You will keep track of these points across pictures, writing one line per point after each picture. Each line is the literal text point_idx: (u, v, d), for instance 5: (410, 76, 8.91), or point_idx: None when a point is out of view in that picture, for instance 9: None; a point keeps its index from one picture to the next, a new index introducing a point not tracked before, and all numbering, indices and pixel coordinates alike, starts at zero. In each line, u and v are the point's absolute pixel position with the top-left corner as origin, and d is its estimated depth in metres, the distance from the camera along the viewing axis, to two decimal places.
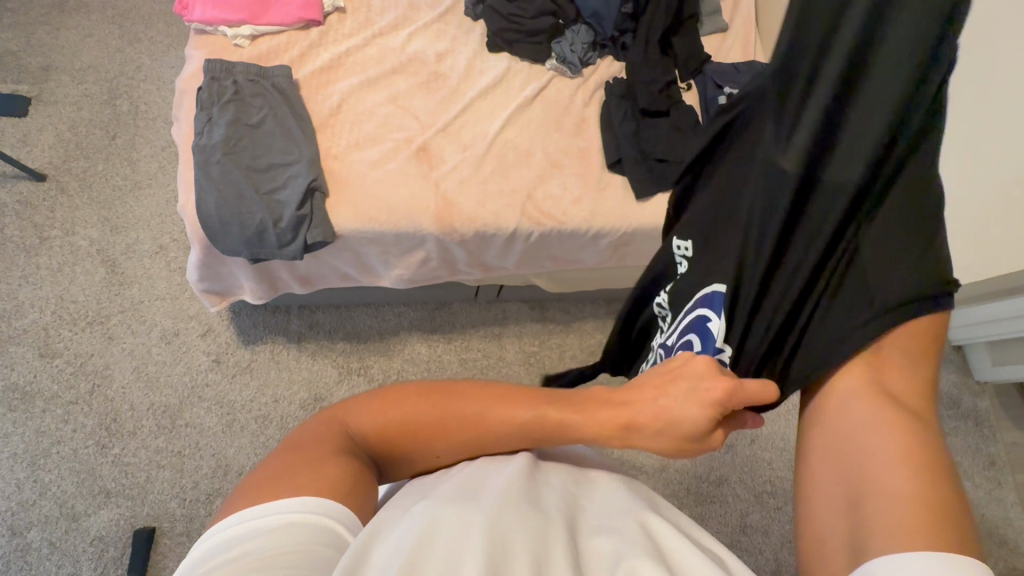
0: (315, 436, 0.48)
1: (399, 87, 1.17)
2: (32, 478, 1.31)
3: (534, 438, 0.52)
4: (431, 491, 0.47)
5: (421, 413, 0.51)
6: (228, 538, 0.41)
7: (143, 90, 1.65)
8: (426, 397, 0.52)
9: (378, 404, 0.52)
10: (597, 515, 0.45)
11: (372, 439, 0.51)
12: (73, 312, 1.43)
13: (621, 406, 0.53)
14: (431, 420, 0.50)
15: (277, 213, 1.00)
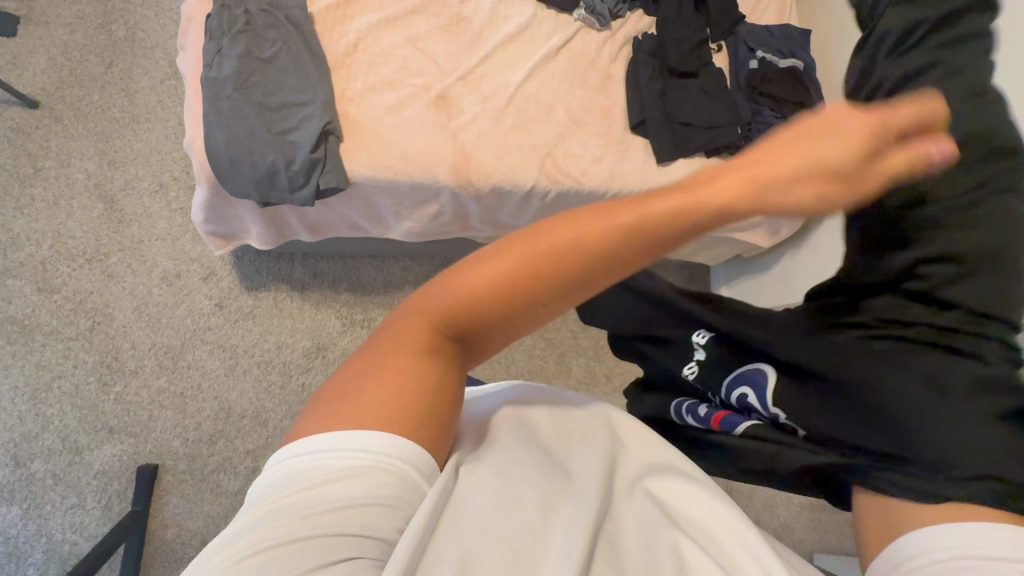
0: (387, 341, 0.43)
1: (419, 29, 1.11)
2: (34, 411, 1.31)
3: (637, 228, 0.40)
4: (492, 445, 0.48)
5: (466, 284, 0.42)
6: (291, 472, 0.39)
7: (141, 16, 1.55)
8: (448, 279, 0.43)
9: (445, 285, 0.43)
10: (629, 468, 0.48)
11: (448, 320, 0.43)
12: (71, 247, 1.40)
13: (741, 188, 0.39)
14: (499, 277, 0.41)
15: (289, 155, 0.96)
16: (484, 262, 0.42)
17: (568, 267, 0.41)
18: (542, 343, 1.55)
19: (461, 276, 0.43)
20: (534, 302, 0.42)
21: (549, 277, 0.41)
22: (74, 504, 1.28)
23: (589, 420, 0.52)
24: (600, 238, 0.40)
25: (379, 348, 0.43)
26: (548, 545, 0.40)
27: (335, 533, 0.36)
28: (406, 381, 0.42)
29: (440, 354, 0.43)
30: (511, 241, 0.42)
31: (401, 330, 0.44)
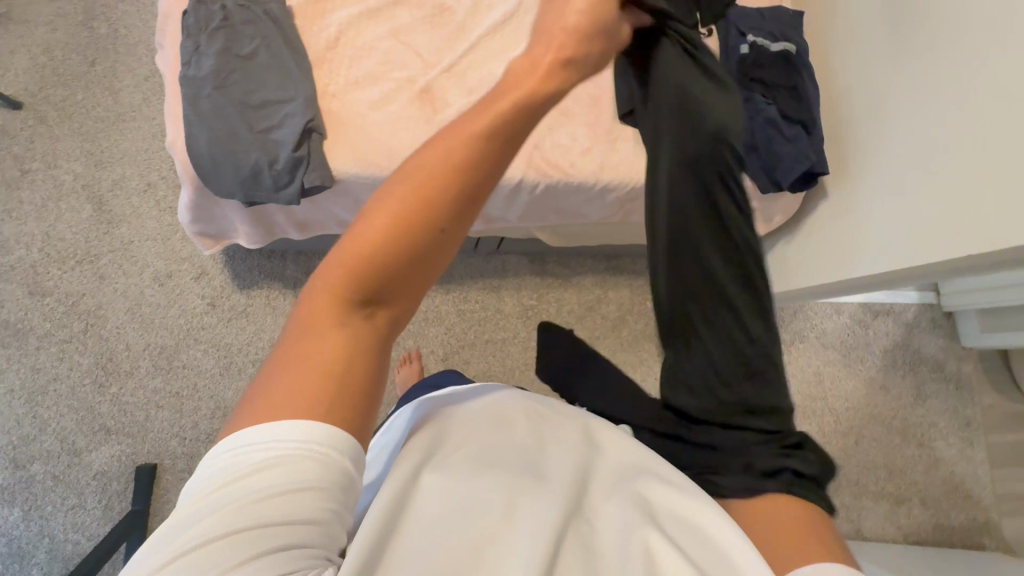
0: (296, 334, 0.44)
1: (402, 21, 1.08)
2: (31, 414, 1.32)
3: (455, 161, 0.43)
4: (463, 448, 0.49)
5: (352, 251, 0.43)
6: (218, 470, 0.40)
7: (123, 12, 1.52)
8: (329, 257, 0.44)
9: (335, 264, 0.44)
10: (607, 477, 0.49)
11: (345, 293, 0.43)
12: (61, 249, 1.39)
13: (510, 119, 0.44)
14: (373, 237, 0.43)
15: (272, 154, 0.95)
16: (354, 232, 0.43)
17: (430, 197, 0.43)
18: (537, 335, 1.55)
19: (342, 248, 0.44)
20: (419, 238, 0.43)
21: (425, 213, 0.43)
22: (75, 505, 1.29)
23: (566, 421, 0.55)
24: (448, 168, 0.43)
25: (294, 341, 0.44)
26: (515, 549, 0.42)
27: (257, 526, 0.38)
28: (321, 352, 0.43)
29: (353, 322, 0.44)
30: (377, 200, 0.44)
31: (303, 321, 0.44)
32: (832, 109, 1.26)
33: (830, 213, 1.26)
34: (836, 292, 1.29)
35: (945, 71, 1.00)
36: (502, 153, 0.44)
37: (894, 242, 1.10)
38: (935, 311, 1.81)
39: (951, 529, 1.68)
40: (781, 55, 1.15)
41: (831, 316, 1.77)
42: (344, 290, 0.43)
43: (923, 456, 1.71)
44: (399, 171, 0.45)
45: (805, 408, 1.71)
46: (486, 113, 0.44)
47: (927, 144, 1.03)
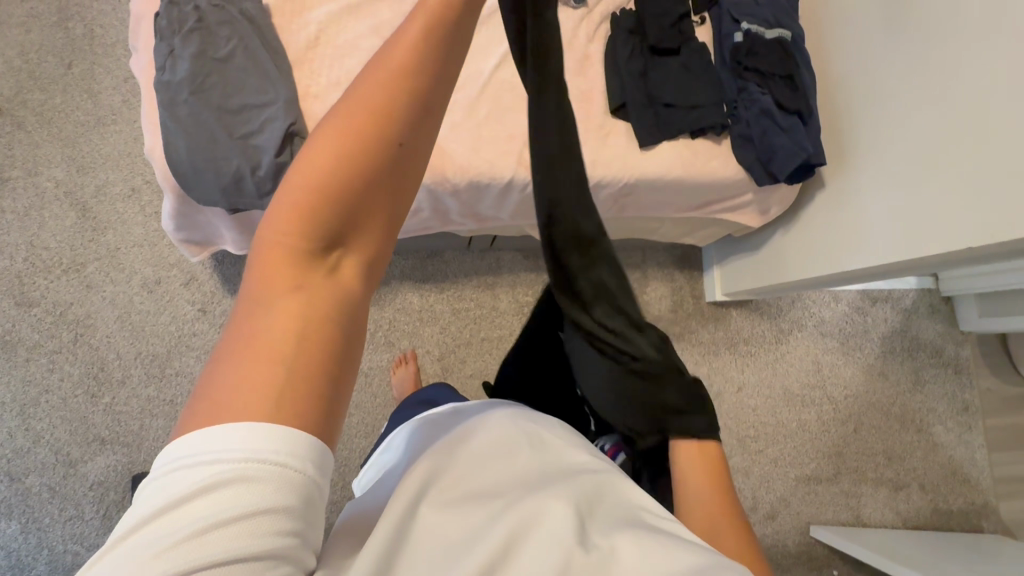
0: (251, 311, 0.40)
1: (384, 16, 1.05)
2: (24, 426, 1.31)
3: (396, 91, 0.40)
4: (465, 479, 0.50)
5: (296, 205, 0.40)
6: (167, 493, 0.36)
7: (98, 11, 1.47)
8: (271, 218, 0.41)
9: (281, 224, 0.40)
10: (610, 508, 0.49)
11: (301, 249, 0.40)
12: (47, 259, 1.37)
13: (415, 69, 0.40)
14: (319, 186, 0.39)
15: (255, 160, 0.92)
16: (293, 185, 0.40)
17: (371, 125, 0.39)
18: None
19: (282, 205, 0.41)
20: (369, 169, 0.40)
21: (369, 143, 0.39)
22: (73, 516, 1.29)
23: (572, 448, 0.56)
24: (380, 97, 0.39)
25: (248, 318, 0.40)
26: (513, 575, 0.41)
27: (202, 568, 0.34)
28: (281, 320, 0.40)
29: (311, 281, 0.41)
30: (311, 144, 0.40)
31: (253, 295, 0.41)
32: (828, 96, 1.24)
33: (828, 204, 1.24)
34: (831, 282, 1.29)
35: (942, 59, 0.97)
36: (437, 82, 0.41)
37: (891, 235, 1.08)
38: (934, 296, 1.79)
39: (949, 513, 1.69)
40: (776, 42, 1.11)
41: (830, 304, 1.76)
42: (297, 248, 0.41)
43: (921, 441, 1.71)
44: (337, 105, 0.41)
45: (803, 397, 1.70)
46: (403, 46, 0.40)
47: (925, 136, 1.01)
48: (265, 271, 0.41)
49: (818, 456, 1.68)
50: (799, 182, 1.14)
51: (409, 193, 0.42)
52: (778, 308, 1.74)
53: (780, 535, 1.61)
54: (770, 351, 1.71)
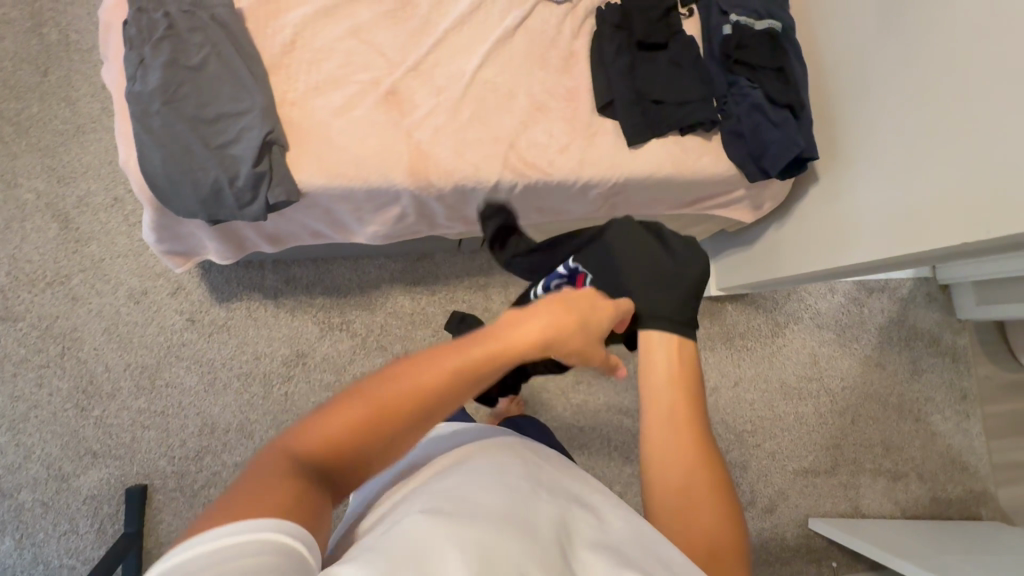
0: (267, 475, 0.46)
1: (362, 17, 1.02)
2: (14, 442, 1.29)
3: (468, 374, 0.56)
4: (448, 492, 0.50)
5: (342, 417, 0.51)
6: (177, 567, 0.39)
7: (73, 16, 1.44)
8: (317, 415, 0.51)
9: (322, 427, 0.50)
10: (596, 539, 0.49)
11: (321, 458, 0.49)
12: (30, 272, 1.35)
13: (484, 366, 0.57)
14: (367, 422, 0.51)
15: (232, 170, 0.89)
16: (352, 410, 0.51)
17: (434, 399, 0.54)
18: None
19: (331, 413, 0.51)
20: (402, 422, 0.52)
21: (416, 405, 0.53)
22: (67, 530, 1.28)
23: (562, 477, 0.58)
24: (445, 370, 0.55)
25: (257, 482, 0.45)
26: None
27: None
28: (284, 489, 0.45)
29: (310, 477, 0.48)
30: (377, 378, 0.54)
31: (270, 458, 0.48)
32: (819, 87, 1.21)
33: (822, 198, 1.22)
34: (825, 276, 1.27)
35: (938, 52, 0.96)
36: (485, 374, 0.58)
37: (886, 230, 1.06)
38: (931, 284, 1.78)
39: (948, 501, 1.68)
40: (766, 33, 1.09)
41: (826, 295, 1.75)
42: (318, 451, 0.49)
43: (919, 430, 1.70)
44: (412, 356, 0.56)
45: (800, 390, 1.69)
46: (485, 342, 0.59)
47: (920, 129, 0.99)
48: (283, 461, 0.48)
49: (816, 449, 1.67)
50: (791, 177, 1.11)
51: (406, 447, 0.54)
52: (773, 301, 1.72)
53: (779, 528, 1.61)
54: (766, 345, 1.70)
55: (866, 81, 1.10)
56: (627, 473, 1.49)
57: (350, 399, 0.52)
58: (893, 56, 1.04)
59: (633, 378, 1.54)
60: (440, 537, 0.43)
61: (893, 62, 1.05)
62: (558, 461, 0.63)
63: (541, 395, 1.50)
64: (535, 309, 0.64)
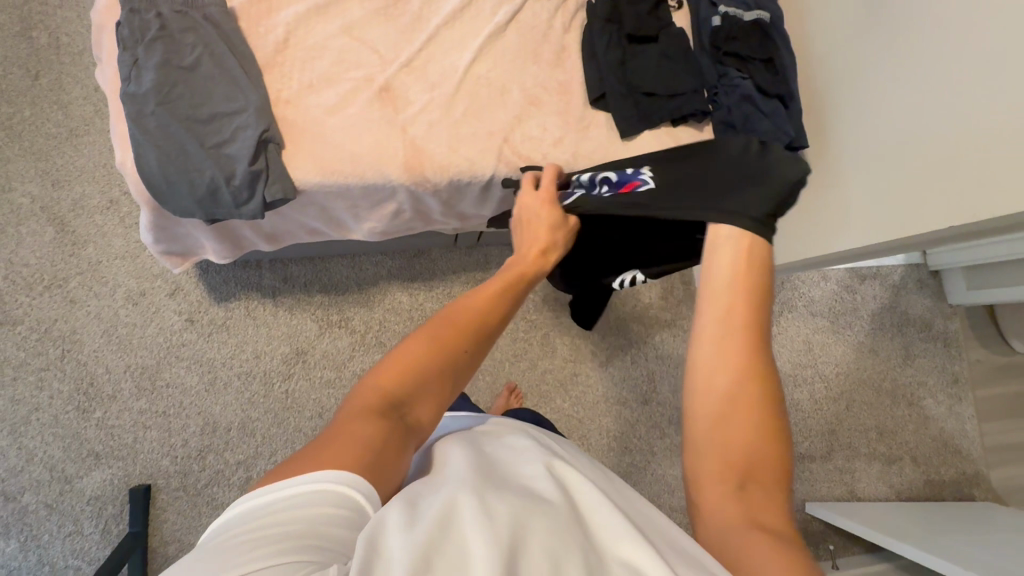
0: (345, 424, 0.51)
1: (354, 15, 1.03)
2: (16, 445, 1.30)
3: (508, 295, 0.68)
4: (471, 474, 0.50)
5: (403, 362, 0.57)
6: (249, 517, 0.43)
7: (63, 18, 1.44)
8: (374, 370, 0.56)
9: (394, 365, 0.56)
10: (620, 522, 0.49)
11: (395, 392, 0.55)
12: (28, 276, 1.35)
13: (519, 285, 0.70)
14: (432, 350, 0.58)
15: (229, 169, 0.90)
16: (418, 338, 0.59)
17: (485, 323, 0.63)
18: (524, 325, 1.54)
19: (388, 364, 0.57)
20: (454, 359, 0.59)
21: (463, 342, 0.60)
22: (72, 531, 1.29)
23: (583, 466, 0.58)
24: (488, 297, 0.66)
25: (338, 434, 0.50)
26: (524, 555, 0.41)
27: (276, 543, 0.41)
28: (365, 436, 0.50)
29: (389, 421, 0.52)
30: (420, 327, 0.60)
31: (340, 418, 0.52)
32: (808, 77, 1.23)
33: (813, 185, 1.23)
34: (822, 262, 1.28)
35: (925, 38, 0.97)
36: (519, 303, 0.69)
37: (878, 215, 1.07)
38: (922, 270, 1.80)
39: (942, 483, 1.71)
40: (755, 24, 1.10)
41: (819, 283, 1.77)
42: (388, 396, 0.54)
43: (913, 414, 1.73)
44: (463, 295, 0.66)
45: (795, 376, 1.71)
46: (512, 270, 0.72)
47: (908, 115, 1.01)
48: (361, 408, 0.53)
49: (811, 434, 1.69)
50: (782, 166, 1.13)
51: (468, 379, 0.61)
52: None
53: None
54: None
55: (855, 70, 1.11)
56: (625, 462, 1.51)
57: (415, 334, 0.60)
58: (881, 43, 1.06)
59: (630, 369, 1.56)
60: (467, 510, 0.44)
61: (880, 49, 1.06)
62: (576, 454, 0.63)
63: (540, 387, 1.51)
64: (523, 225, 0.83)
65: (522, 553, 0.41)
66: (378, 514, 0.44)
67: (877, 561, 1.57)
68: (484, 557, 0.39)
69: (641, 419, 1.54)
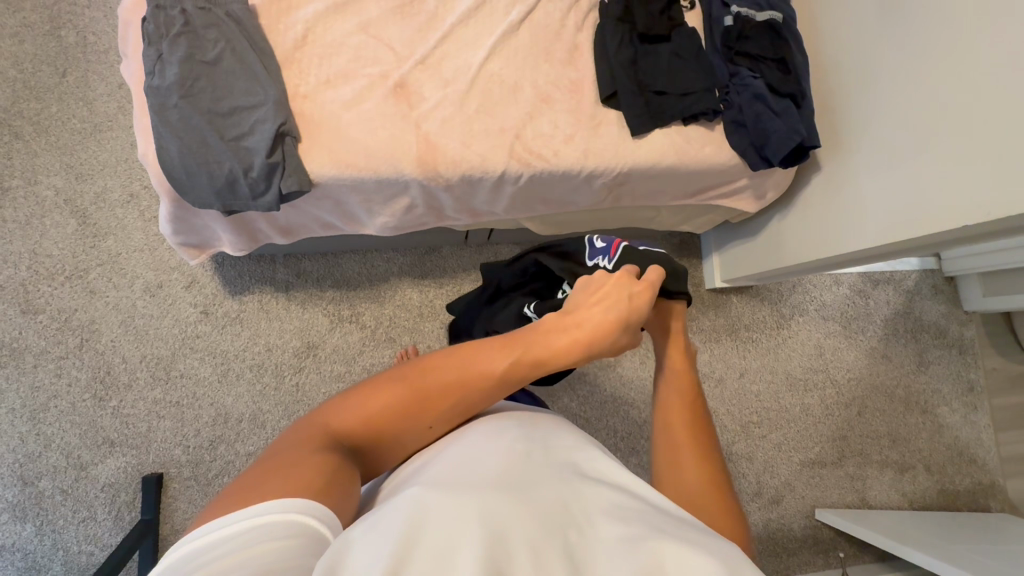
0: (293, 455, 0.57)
1: (371, 13, 1.05)
2: (34, 431, 1.33)
3: (499, 382, 0.67)
4: (442, 478, 0.52)
5: (368, 406, 0.64)
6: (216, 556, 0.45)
7: (90, 18, 1.48)
8: (345, 405, 0.64)
9: (360, 409, 0.64)
10: (598, 498, 0.52)
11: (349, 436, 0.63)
12: (50, 266, 1.38)
13: (516, 368, 0.68)
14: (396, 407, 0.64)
15: (247, 161, 0.92)
16: (392, 389, 0.65)
17: (453, 402, 0.66)
18: None
19: (358, 404, 0.64)
20: (414, 422, 0.64)
21: (427, 409, 0.65)
22: (86, 517, 1.31)
23: (559, 446, 0.61)
24: (471, 378, 0.66)
25: (284, 461, 0.56)
26: (505, 549, 0.43)
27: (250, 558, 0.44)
28: (313, 464, 0.56)
29: (339, 454, 0.60)
30: (399, 374, 0.67)
31: (305, 431, 0.61)
32: (820, 78, 1.23)
33: (824, 187, 1.23)
34: (827, 264, 1.29)
35: (940, 38, 0.97)
36: (502, 387, 0.68)
37: (892, 215, 1.06)
38: (937, 276, 1.78)
39: (956, 493, 1.68)
40: (767, 25, 1.10)
41: (831, 287, 1.75)
42: (345, 433, 0.62)
43: (927, 422, 1.70)
44: (454, 351, 0.69)
45: (805, 381, 1.70)
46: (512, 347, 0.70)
47: (921, 115, 1.00)
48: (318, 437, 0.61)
49: (822, 440, 1.68)
50: (793, 165, 1.13)
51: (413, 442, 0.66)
52: (778, 293, 1.73)
53: (786, 518, 1.62)
54: (771, 336, 1.71)
55: (868, 69, 1.11)
56: (633, 463, 1.51)
57: (401, 383, 0.66)
58: (892, 42, 1.06)
59: (639, 369, 1.55)
60: (440, 516, 0.45)
61: (894, 48, 1.06)
62: (554, 429, 0.66)
63: (548, 386, 1.52)
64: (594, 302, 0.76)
65: (504, 549, 0.43)
66: (352, 531, 0.47)
67: (888, 571, 1.54)
68: (464, 556, 0.41)
69: (649, 419, 1.54)
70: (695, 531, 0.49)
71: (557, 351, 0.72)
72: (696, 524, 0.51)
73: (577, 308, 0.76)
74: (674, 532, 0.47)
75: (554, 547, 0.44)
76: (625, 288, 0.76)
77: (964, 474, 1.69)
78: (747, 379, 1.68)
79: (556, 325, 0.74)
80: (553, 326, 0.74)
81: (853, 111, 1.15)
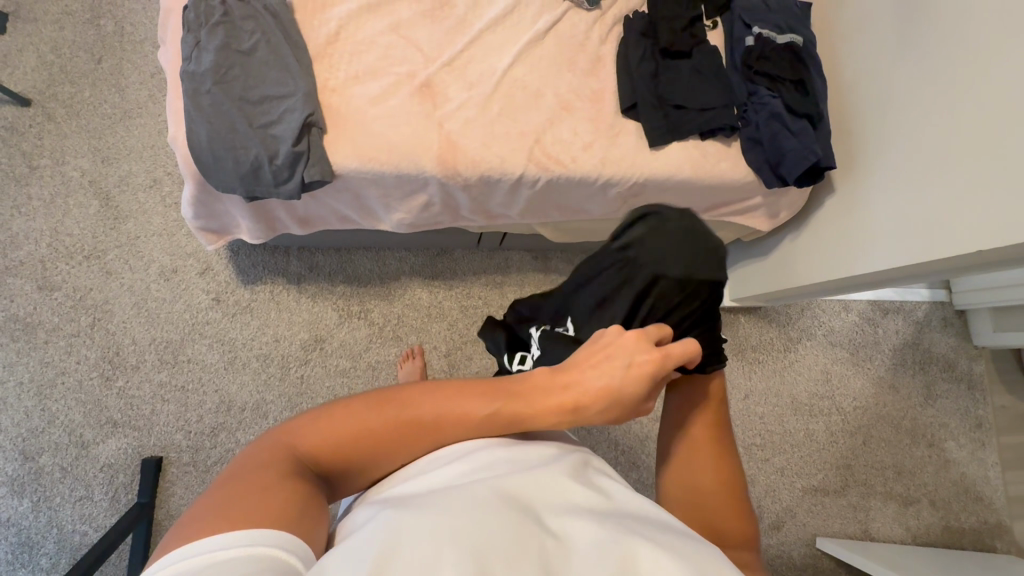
0: (262, 480, 0.53)
1: (402, 15, 1.09)
2: (40, 407, 1.34)
3: (489, 430, 0.62)
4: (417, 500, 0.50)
5: (334, 429, 0.59)
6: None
7: (129, 9, 1.54)
8: (307, 426, 0.59)
9: (326, 431, 0.59)
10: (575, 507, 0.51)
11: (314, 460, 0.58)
12: (69, 245, 1.41)
13: (507, 423, 0.62)
14: (369, 433, 0.59)
15: (273, 149, 0.95)
16: (363, 412, 0.60)
17: (428, 435, 0.61)
18: None
19: (324, 426, 0.59)
20: (382, 451, 0.60)
21: (401, 442, 0.60)
22: (83, 496, 1.31)
23: (534, 452, 0.59)
24: (454, 419, 0.61)
25: (250, 487, 0.52)
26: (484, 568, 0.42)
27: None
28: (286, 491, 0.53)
29: (308, 482, 0.56)
30: (372, 399, 0.62)
31: (265, 455, 0.56)
32: (837, 102, 1.24)
33: (834, 208, 1.24)
34: (840, 286, 1.28)
35: (957, 66, 0.99)
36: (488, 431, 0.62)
37: (904, 242, 1.07)
38: (947, 308, 1.77)
39: (961, 531, 1.65)
40: (788, 47, 1.13)
41: (839, 313, 1.75)
42: (307, 455, 0.58)
43: (933, 456, 1.68)
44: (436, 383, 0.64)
45: (811, 407, 1.68)
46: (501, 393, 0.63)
47: (935, 141, 1.02)
48: (280, 459, 0.56)
49: (826, 468, 1.65)
50: (808, 185, 1.14)
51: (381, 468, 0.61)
52: (787, 316, 1.73)
53: (786, 545, 1.59)
54: (778, 358, 1.70)
55: (885, 94, 1.13)
56: (632, 478, 1.49)
57: (373, 408, 0.61)
58: (910, 68, 1.08)
59: None
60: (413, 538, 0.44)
61: (912, 73, 1.08)
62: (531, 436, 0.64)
63: None
64: (593, 366, 0.65)
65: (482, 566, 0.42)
66: (328, 555, 0.46)
67: None
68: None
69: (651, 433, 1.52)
70: (671, 536, 0.49)
71: (544, 409, 0.63)
72: (674, 528, 0.51)
73: (574, 366, 0.66)
74: (648, 539, 0.47)
75: (529, 556, 0.44)
76: (629, 353, 0.65)
77: (970, 511, 1.66)
78: (751, 401, 1.66)
79: (543, 383, 0.65)
80: (543, 385, 0.64)
81: (870, 136, 1.16)
